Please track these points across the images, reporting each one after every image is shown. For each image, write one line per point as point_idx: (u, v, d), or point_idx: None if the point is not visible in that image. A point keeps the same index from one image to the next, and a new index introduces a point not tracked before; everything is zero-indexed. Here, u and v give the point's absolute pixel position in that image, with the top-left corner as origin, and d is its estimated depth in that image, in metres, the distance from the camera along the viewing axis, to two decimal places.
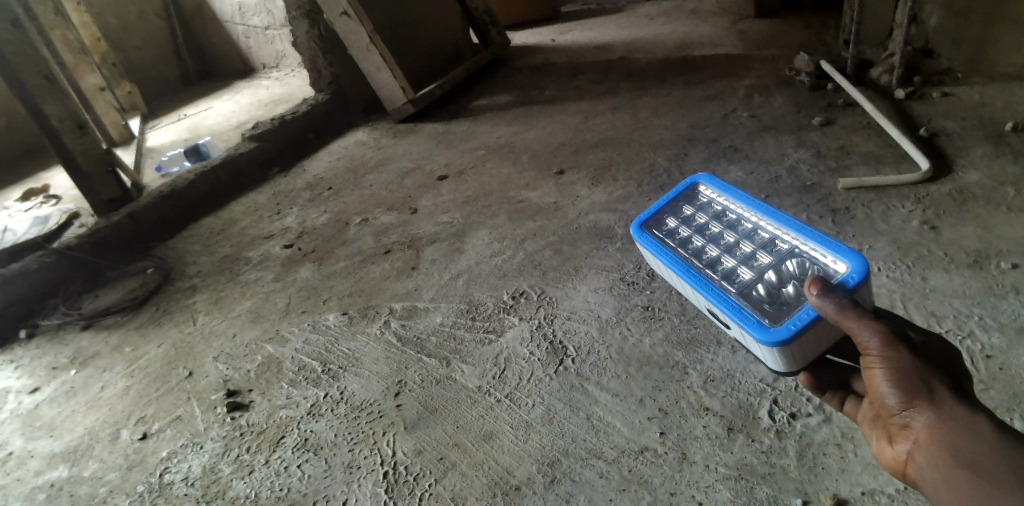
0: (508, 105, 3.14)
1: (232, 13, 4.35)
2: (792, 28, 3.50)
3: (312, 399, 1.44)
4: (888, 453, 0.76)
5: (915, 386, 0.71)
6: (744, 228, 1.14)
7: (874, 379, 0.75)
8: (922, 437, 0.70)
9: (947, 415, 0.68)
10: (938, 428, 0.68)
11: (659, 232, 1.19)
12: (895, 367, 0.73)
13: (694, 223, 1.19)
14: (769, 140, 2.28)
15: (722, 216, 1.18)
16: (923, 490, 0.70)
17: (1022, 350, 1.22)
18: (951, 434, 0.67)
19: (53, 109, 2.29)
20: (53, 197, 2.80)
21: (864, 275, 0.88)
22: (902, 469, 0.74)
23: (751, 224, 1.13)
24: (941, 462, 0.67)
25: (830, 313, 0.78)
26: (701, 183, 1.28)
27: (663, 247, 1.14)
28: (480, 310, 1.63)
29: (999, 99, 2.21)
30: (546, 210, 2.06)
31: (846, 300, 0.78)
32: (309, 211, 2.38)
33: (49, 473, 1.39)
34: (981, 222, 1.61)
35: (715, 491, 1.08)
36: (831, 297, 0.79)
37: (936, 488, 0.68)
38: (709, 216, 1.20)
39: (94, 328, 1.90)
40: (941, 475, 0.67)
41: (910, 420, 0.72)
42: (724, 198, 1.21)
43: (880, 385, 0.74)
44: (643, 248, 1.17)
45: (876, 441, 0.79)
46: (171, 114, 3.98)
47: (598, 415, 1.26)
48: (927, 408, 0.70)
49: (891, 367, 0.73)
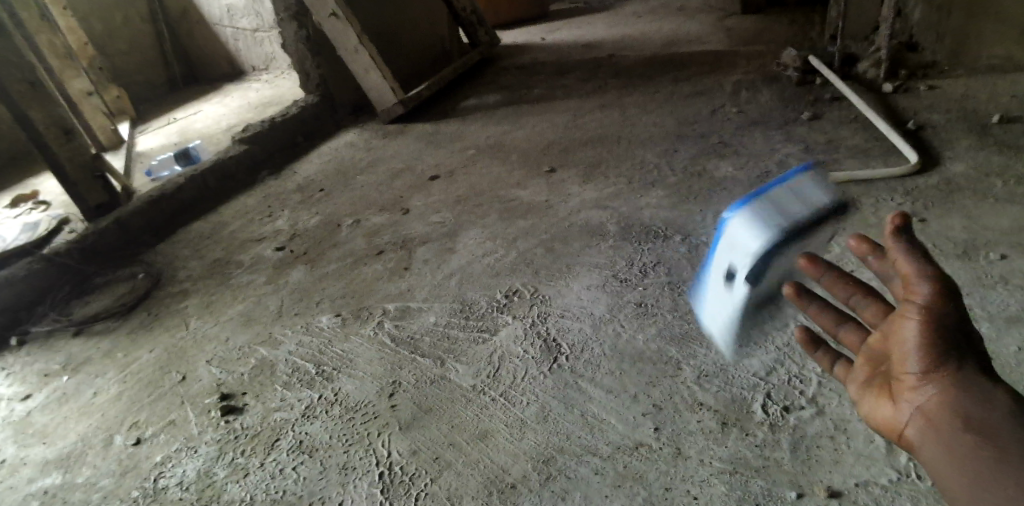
0: (498, 104, 3.15)
1: (220, 16, 4.34)
2: (779, 23, 3.53)
3: (307, 401, 1.44)
4: (884, 415, 0.72)
5: (945, 350, 0.67)
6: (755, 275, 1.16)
7: (904, 335, 0.70)
8: (937, 403, 0.67)
9: (971, 386, 0.65)
10: (962, 397, 0.65)
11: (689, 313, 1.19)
12: (937, 324, 0.68)
13: None
14: (758, 135, 2.29)
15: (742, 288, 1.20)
16: (914, 450, 0.69)
17: (1010, 339, 1.23)
18: (970, 406, 0.65)
19: (39, 114, 2.27)
20: (42, 203, 2.78)
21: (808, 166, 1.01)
22: (895, 429, 0.71)
23: None
24: (951, 432, 0.65)
25: (898, 251, 0.71)
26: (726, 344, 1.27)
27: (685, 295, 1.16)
28: (473, 309, 1.63)
29: (983, 92, 2.24)
30: (537, 209, 2.06)
31: (916, 242, 0.71)
32: (300, 213, 2.37)
33: (41, 480, 1.38)
34: (968, 213, 1.62)
35: (710, 485, 1.08)
36: (907, 234, 0.72)
37: (939, 459, 0.65)
38: None
39: (84, 334, 1.89)
40: (950, 446, 0.65)
41: (928, 384, 0.68)
42: (833, 197, 0.98)
43: (910, 342, 0.69)
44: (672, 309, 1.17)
45: (869, 401, 0.75)
46: (160, 119, 3.95)
47: (593, 412, 1.27)
48: (954, 376, 0.66)
49: (930, 323, 0.68)
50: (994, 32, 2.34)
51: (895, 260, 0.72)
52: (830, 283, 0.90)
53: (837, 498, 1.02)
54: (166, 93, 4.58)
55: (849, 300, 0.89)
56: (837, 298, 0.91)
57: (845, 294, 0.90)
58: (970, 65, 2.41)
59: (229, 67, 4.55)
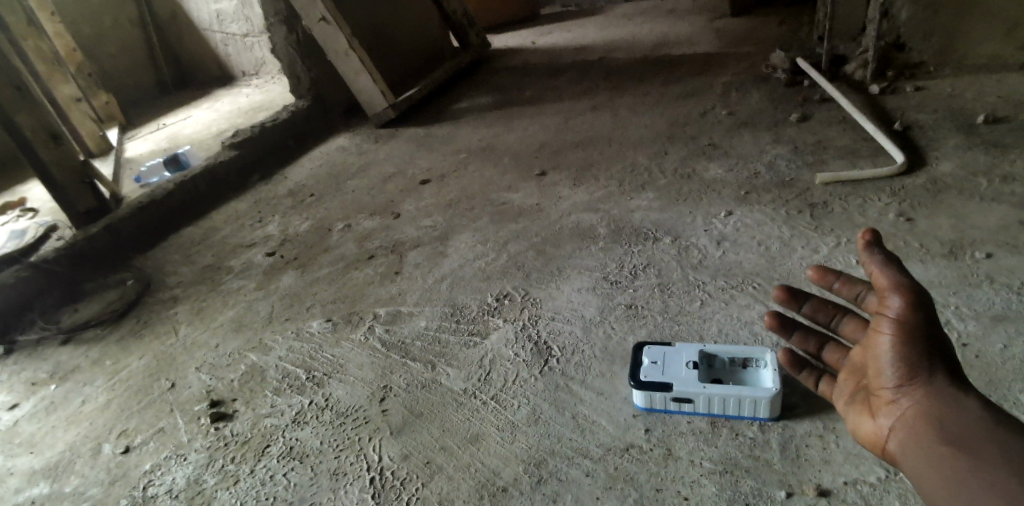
0: (488, 107, 3.15)
1: (210, 21, 4.33)
2: (767, 26, 3.56)
3: (297, 407, 1.44)
4: (870, 427, 0.85)
5: (916, 365, 0.78)
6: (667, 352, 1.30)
7: (877, 349, 0.82)
8: (911, 413, 0.78)
9: (940, 394, 0.75)
10: (930, 405, 0.76)
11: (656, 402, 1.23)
12: (907, 337, 0.79)
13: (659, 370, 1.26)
14: (746, 136, 2.30)
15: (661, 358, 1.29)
16: (899, 459, 0.79)
17: (997, 338, 1.25)
18: (939, 411, 0.75)
19: (27, 121, 2.25)
20: (31, 210, 2.76)
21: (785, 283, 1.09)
22: (883, 444, 0.82)
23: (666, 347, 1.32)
24: (923, 437, 0.75)
25: (872, 265, 0.82)
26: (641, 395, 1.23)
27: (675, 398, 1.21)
28: (464, 313, 1.63)
29: (968, 92, 2.27)
30: (528, 212, 2.07)
31: (891, 257, 0.82)
32: (290, 218, 2.37)
33: (29, 490, 1.36)
34: (954, 212, 1.64)
35: (700, 486, 1.08)
36: (879, 250, 0.82)
37: (914, 462, 0.75)
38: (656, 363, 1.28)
39: (74, 342, 1.88)
40: (923, 449, 0.74)
41: (901, 395, 0.79)
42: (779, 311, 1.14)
43: (882, 355, 0.81)
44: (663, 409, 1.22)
45: (858, 416, 0.88)
46: (150, 124, 3.93)
47: (584, 415, 1.27)
48: (923, 385, 0.77)
49: (900, 338, 0.79)
50: (978, 33, 2.36)
51: (870, 276, 0.83)
52: (841, 286, 1.00)
53: (825, 497, 1.02)
54: (156, 98, 4.56)
55: (858, 298, 0.98)
56: (848, 298, 1.00)
57: (856, 292, 0.98)
58: (956, 65, 2.44)
59: (220, 72, 4.53)
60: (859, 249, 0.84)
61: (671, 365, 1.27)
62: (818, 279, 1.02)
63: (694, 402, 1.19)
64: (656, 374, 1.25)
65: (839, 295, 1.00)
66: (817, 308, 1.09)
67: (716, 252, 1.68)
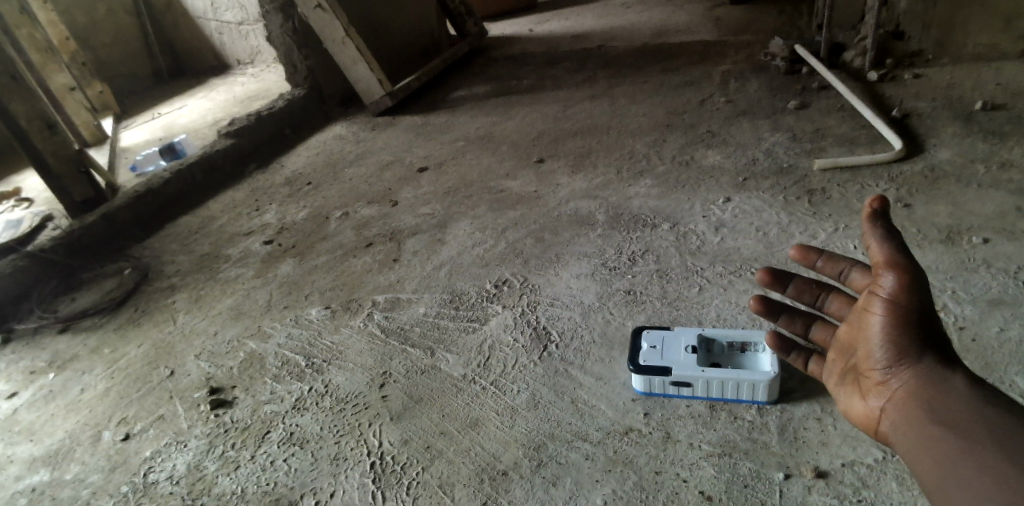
0: (486, 96, 3.14)
1: (205, 10, 4.29)
2: (766, 14, 3.55)
3: (297, 393, 1.44)
4: (861, 408, 0.86)
5: (905, 347, 0.79)
6: (667, 337, 1.31)
7: (868, 329, 0.83)
8: (901, 394, 0.79)
9: (928, 374, 0.76)
10: (918, 387, 0.77)
11: (659, 388, 1.23)
12: (899, 319, 0.79)
13: (657, 355, 1.26)
14: (745, 123, 2.30)
15: (662, 343, 1.29)
16: (892, 442, 0.80)
17: (993, 322, 1.25)
18: (928, 393, 0.76)
19: (20, 110, 2.22)
20: (26, 200, 2.74)
21: (767, 270, 1.09)
22: (875, 426, 0.83)
23: (664, 331, 1.33)
24: (912, 418, 0.76)
25: (870, 240, 0.80)
26: (643, 381, 1.23)
27: (677, 382, 1.21)
28: (463, 300, 1.63)
29: (967, 80, 2.27)
30: (527, 199, 2.06)
31: (892, 231, 0.80)
32: (288, 206, 2.36)
33: (29, 477, 1.37)
34: (953, 199, 1.64)
35: (699, 468, 1.09)
36: (881, 222, 0.80)
37: (906, 443, 0.76)
38: (656, 348, 1.28)
39: (71, 330, 1.87)
40: (913, 430, 0.75)
41: (891, 377, 0.80)
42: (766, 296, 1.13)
43: (873, 336, 0.82)
44: (668, 395, 1.23)
45: (850, 398, 0.89)
46: (146, 113, 3.91)
47: (583, 399, 1.27)
48: (911, 366, 0.78)
49: (891, 321, 0.80)
50: (977, 21, 2.36)
51: (867, 250, 0.82)
52: (824, 263, 1.01)
53: (823, 479, 1.03)
54: (150, 87, 4.50)
55: (841, 275, 0.98)
56: (831, 276, 1.00)
57: (839, 270, 0.99)
58: (954, 53, 2.44)
59: (215, 61, 4.49)
60: (864, 219, 0.81)
61: (670, 350, 1.27)
62: (800, 258, 1.04)
63: (692, 386, 1.20)
64: (654, 358, 1.25)
65: (823, 273, 1.01)
66: (801, 289, 1.08)
67: (714, 238, 1.68)
